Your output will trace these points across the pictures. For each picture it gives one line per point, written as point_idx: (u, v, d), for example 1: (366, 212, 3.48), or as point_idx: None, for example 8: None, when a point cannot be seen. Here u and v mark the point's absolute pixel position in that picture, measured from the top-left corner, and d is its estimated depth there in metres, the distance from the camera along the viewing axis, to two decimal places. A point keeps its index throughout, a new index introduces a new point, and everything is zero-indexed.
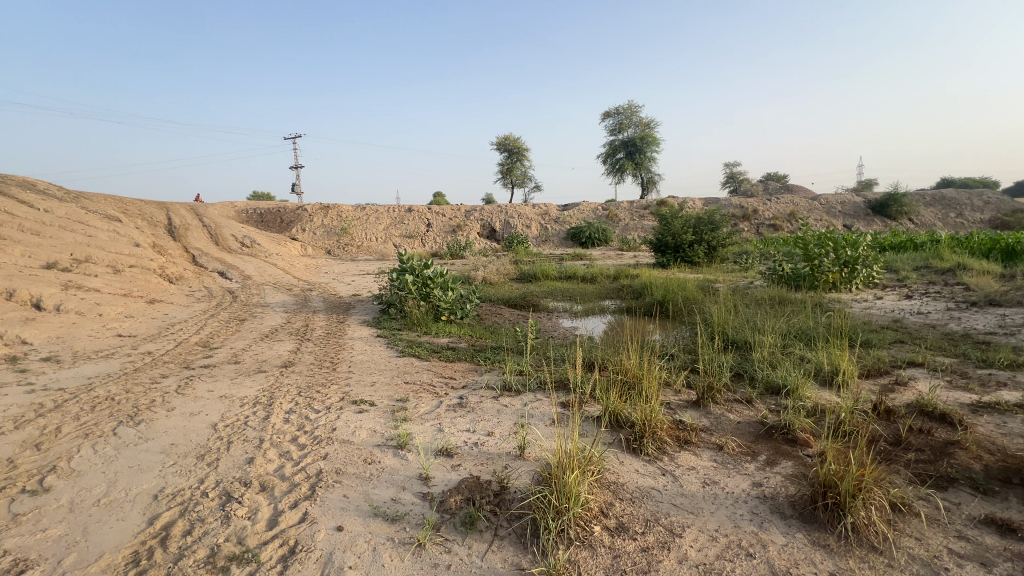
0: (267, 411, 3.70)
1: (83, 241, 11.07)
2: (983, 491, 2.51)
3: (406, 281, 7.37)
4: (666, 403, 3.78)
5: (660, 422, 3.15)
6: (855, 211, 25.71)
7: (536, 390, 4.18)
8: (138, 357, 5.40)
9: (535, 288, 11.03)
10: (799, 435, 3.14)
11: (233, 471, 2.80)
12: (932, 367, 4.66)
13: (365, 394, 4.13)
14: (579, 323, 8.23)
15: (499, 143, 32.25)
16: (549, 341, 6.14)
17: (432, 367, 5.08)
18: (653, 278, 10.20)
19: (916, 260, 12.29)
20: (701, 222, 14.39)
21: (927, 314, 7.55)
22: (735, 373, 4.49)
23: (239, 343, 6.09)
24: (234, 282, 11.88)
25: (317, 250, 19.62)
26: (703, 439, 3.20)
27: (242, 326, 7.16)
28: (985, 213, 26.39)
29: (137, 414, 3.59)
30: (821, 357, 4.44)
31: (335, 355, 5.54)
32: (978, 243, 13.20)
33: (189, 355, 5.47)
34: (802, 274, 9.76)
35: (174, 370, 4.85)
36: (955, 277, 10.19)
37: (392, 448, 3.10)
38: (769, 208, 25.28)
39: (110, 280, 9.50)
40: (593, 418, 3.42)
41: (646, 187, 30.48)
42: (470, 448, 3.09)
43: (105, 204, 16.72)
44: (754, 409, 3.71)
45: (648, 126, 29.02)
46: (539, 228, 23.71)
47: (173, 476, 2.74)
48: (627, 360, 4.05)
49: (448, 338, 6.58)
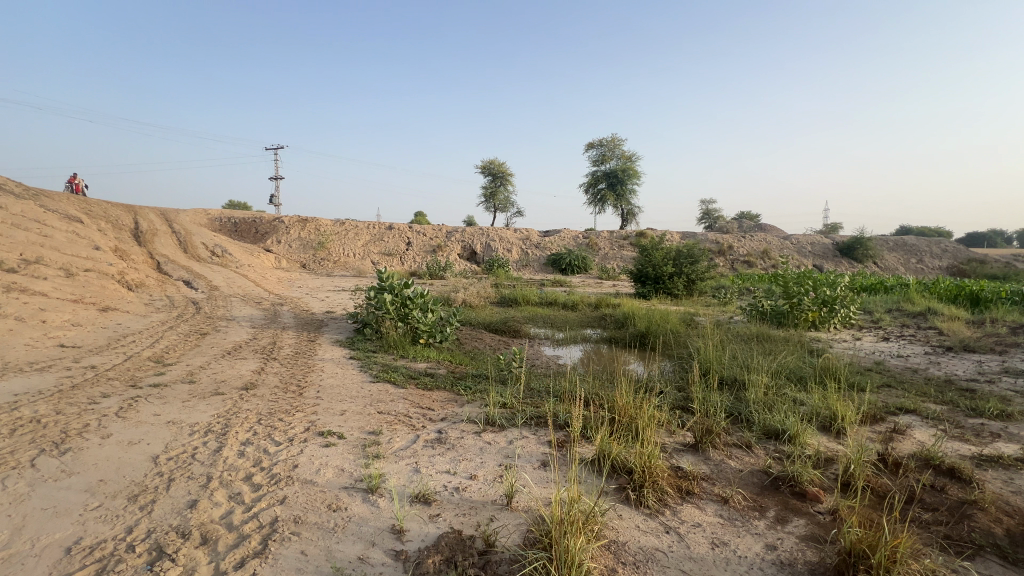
0: (220, 441, 3.27)
1: (38, 242, 10.35)
2: (1012, 562, 2.31)
3: (385, 300, 7.01)
4: (662, 445, 3.51)
5: (660, 470, 2.90)
6: (824, 251, 26.63)
7: (522, 425, 3.87)
8: (78, 371, 4.85)
9: (516, 313, 10.77)
10: (807, 488, 2.90)
11: (170, 516, 2.38)
12: (925, 415, 4.55)
13: (334, 425, 3.73)
14: (561, 351, 8.01)
15: (482, 168, 32.39)
16: (532, 371, 5.86)
17: (409, 395, 4.70)
18: (635, 309, 10.09)
19: (887, 302, 12.62)
20: (681, 255, 14.48)
21: (907, 357, 7.59)
22: (730, 414, 4.27)
23: (196, 360, 5.58)
24: (200, 293, 11.23)
25: (291, 264, 18.95)
26: (705, 489, 2.94)
27: (202, 341, 6.62)
28: (943, 260, 27.75)
29: (65, 441, 3.12)
30: (817, 401, 4.29)
31: (302, 377, 5.11)
32: (944, 288, 13.68)
33: (137, 372, 4.94)
34: (782, 311, 9.82)
35: (118, 389, 4.33)
36: (926, 321, 10.44)
37: (362, 493, 2.72)
38: (744, 245, 25.97)
39: (61, 285, 8.80)
40: (588, 462, 3.12)
41: (626, 218, 30.97)
42: (450, 494, 2.75)
43: (67, 204, 15.85)
44: (754, 455, 3.47)
45: (631, 159, 29.69)
46: (520, 252, 23.66)
47: (94, 523, 2.30)
48: (621, 398, 3.80)
49: (427, 363, 6.20)
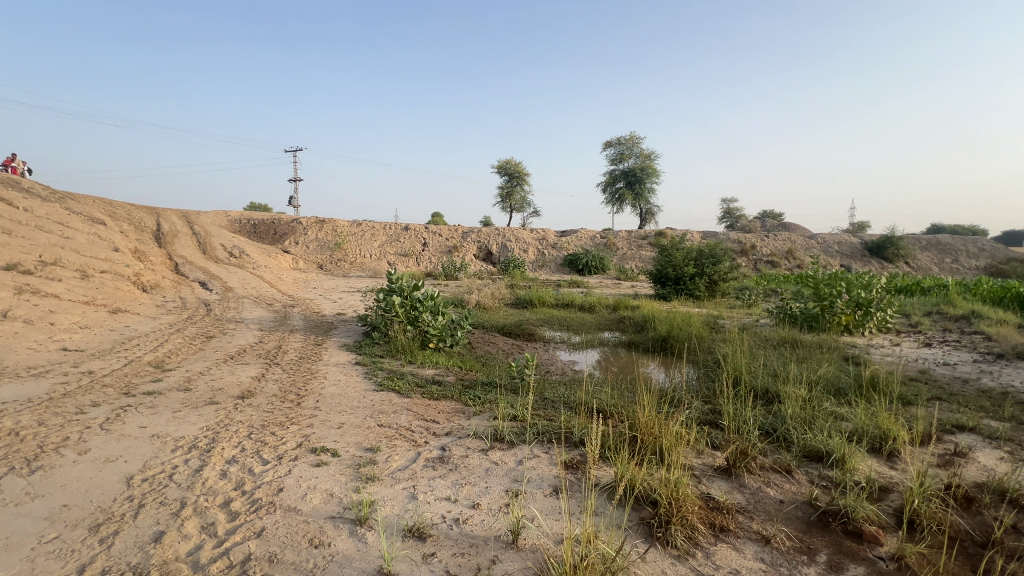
0: (203, 459, 3.01)
1: (57, 243, 10.45)
2: None
3: (393, 303, 6.73)
4: (689, 468, 3.12)
5: (690, 502, 2.52)
6: (852, 251, 25.55)
7: (533, 441, 3.52)
8: (74, 378, 4.68)
9: (531, 315, 10.41)
10: (864, 528, 2.49)
11: (130, 553, 2.12)
12: (987, 434, 4.04)
13: (329, 440, 3.44)
14: (577, 356, 7.63)
15: (499, 168, 32.07)
16: (546, 379, 5.50)
17: (413, 406, 4.39)
18: (656, 312, 9.66)
19: (926, 304, 11.86)
20: (703, 255, 13.92)
21: (955, 366, 6.97)
22: (764, 431, 3.85)
23: (196, 365, 5.38)
24: (213, 295, 11.18)
25: (307, 265, 18.95)
26: (742, 524, 2.56)
27: (206, 345, 6.45)
28: (980, 259, 26.39)
29: (37, 459, 2.89)
30: (862, 418, 3.82)
31: (303, 385, 4.85)
32: (988, 290, 12.81)
33: (134, 378, 4.76)
34: (812, 315, 9.25)
35: (110, 397, 4.13)
36: (971, 325, 9.72)
37: (349, 525, 2.41)
38: (767, 244, 25.11)
39: (75, 287, 8.80)
40: (607, 491, 2.76)
41: (645, 218, 30.30)
42: (449, 527, 2.43)
43: (91, 206, 16.14)
44: (796, 482, 3.05)
45: (650, 157, 29.03)
46: (536, 253, 23.28)
47: (44, 561, 2.05)
48: (643, 413, 3.41)
49: (435, 370, 5.89)
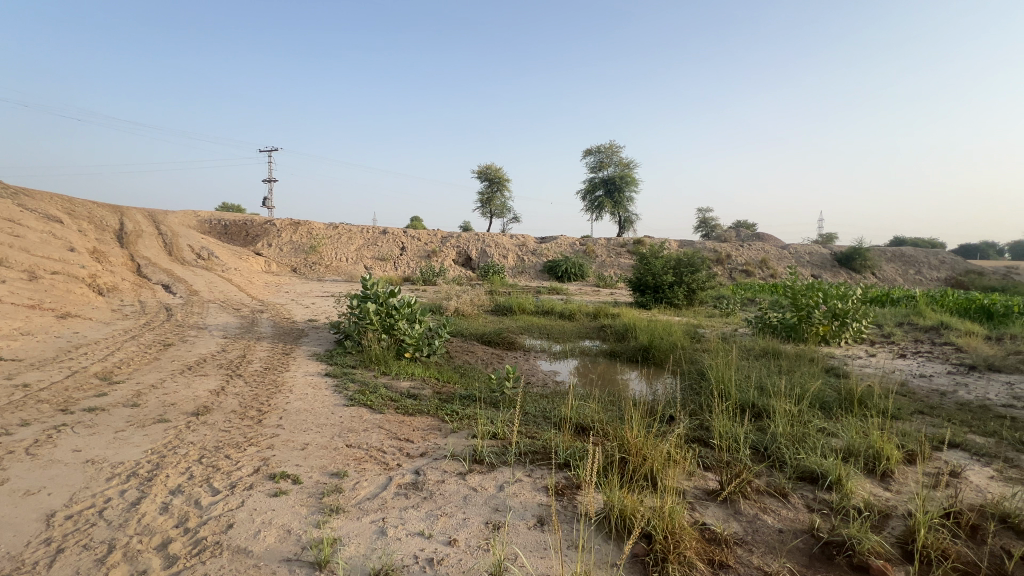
0: (143, 490, 2.66)
1: (4, 242, 9.70)
2: None
3: (367, 310, 6.39)
4: (682, 494, 2.91)
5: (686, 535, 2.32)
6: (823, 261, 26.22)
7: (515, 464, 3.25)
8: (5, 392, 4.21)
9: (511, 322, 10.17)
10: (871, 562, 2.32)
11: None
12: (972, 451, 3.97)
13: (290, 465, 3.10)
14: (558, 366, 7.41)
15: (479, 173, 31.85)
16: (527, 391, 5.25)
17: (386, 423, 4.08)
18: (637, 320, 9.54)
19: (897, 315, 12.09)
20: (682, 263, 13.94)
21: (931, 378, 7.01)
22: (754, 450, 3.68)
23: (149, 377, 4.94)
24: (176, 298, 10.57)
25: (280, 268, 18.29)
26: (741, 559, 2.36)
27: (163, 354, 5.98)
28: (941, 271, 27.43)
29: None
30: (852, 435, 3.70)
31: (266, 400, 4.48)
32: (954, 301, 13.17)
33: (76, 392, 4.32)
34: (790, 325, 9.28)
35: (43, 414, 3.70)
36: (941, 336, 9.90)
37: (306, 570, 2.11)
38: (742, 254, 25.55)
39: (21, 289, 8.15)
40: (598, 521, 2.53)
41: (624, 226, 30.52)
42: (421, 570, 2.15)
43: (47, 203, 15.22)
44: (793, 507, 2.88)
45: (629, 166, 29.28)
46: (516, 258, 23.08)
47: None
48: (632, 433, 3.20)
49: (410, 382, 5.57)
